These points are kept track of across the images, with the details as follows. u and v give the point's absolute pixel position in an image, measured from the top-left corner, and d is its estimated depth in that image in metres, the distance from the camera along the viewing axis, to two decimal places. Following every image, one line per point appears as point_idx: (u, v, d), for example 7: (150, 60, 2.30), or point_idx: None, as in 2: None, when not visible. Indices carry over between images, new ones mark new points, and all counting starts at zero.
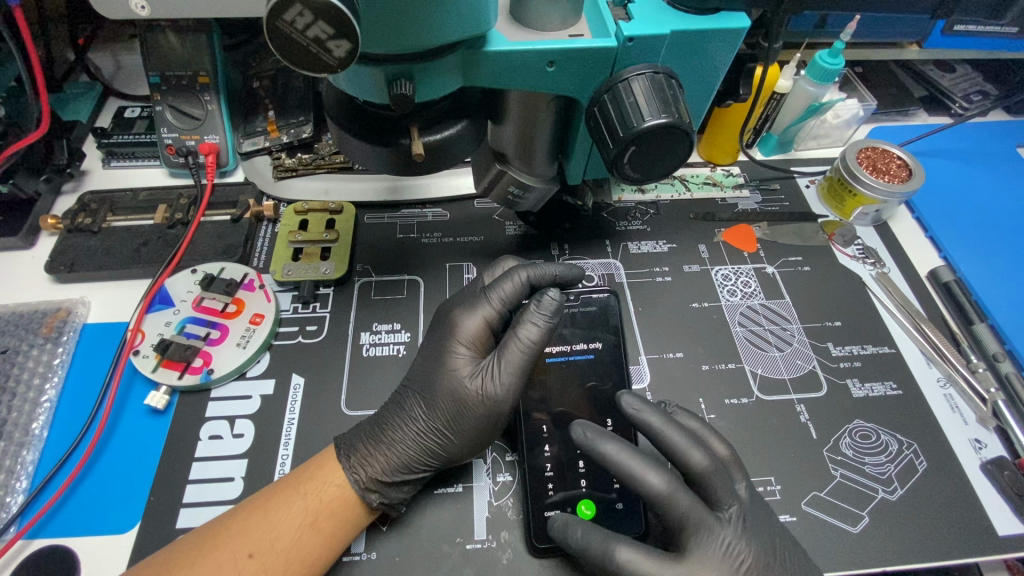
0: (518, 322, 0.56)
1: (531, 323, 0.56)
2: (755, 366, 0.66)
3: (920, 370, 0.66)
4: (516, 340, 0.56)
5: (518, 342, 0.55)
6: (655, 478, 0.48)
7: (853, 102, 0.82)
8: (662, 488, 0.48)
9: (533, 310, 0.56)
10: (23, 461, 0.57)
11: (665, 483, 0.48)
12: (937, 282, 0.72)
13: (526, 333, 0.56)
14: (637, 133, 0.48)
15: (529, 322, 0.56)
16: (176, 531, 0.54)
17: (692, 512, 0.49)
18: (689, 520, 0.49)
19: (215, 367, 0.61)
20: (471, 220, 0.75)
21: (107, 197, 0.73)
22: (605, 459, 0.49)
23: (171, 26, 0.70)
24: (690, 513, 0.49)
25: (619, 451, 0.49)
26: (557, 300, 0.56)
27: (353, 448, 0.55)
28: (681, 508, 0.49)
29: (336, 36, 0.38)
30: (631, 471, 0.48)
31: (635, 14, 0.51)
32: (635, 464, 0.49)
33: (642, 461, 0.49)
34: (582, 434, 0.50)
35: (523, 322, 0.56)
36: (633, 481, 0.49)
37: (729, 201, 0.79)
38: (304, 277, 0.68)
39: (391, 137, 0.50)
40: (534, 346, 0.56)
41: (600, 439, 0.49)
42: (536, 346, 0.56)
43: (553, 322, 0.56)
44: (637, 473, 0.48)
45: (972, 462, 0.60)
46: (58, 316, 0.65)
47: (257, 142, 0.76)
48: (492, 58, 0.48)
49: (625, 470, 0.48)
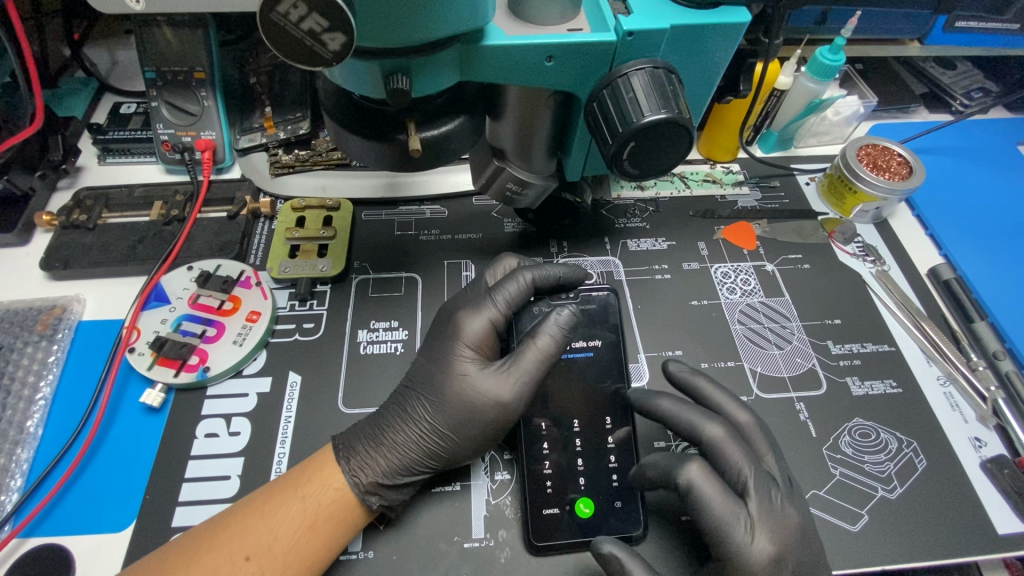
0: (536, 331, 0.56)
1: (549, 335, 0.56)
2: (755, 365, 0.65)
3: (920, 368, 0.66)
4: (532, 349, 0.55)
5: (534, 351, 0.55)
6: (712, 426, 0.53)
7: (854, 98, 0.81)
8: (719, 435, 0.52)
9: (551, 321, 0.56)
10: (17, 459, 0.56)
11: (722, 431, 0.52)
12: (937, 280, 0.72)
13: (542, 343, 0.55)
14: (637, 129, 0.48)
15: (546, 332, 0.56)
16: (171, 529, 0.54)
17: (746, 462, 0.51)
18: (745, 467, 0.51)
19: (212, 364, 0.61)
20: (470, 217, 0.75)
21: (102, 193, 0.72)
22: (662, 411, 0.55)
23: (167, 20, 0.70)
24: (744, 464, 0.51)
25: (673, 404, 0.55)
26: (573, 313, 0.57)
27: (353, 450, 0.54)
28: (736, 457, 0.51)
29: (331, 29, 0.38)
30: (691, 421, 0.53)
31: (635, 8, 0.50)
32: (692, 414, 0.54)
33: (701, 412, 0.54)
34: (639, 394, 0.57)
35: (540, 332, 0.56)
36: (692, 430, 0.53)
37: (729, 198, 0.78)
38: (301, 274, 0.67)
39: (388, 132, 0.49)
40: (550, 356, 0.55)
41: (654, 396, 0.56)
42: (552, 357, 0.56)
43: (570, 334, 0.56)
44: (695, 423, 0.53)
45: (972, 460, 0.60)
46: (52, 314, 0.64)
47: (253, 138, 0.75)
48: (489, 52, 0.47)
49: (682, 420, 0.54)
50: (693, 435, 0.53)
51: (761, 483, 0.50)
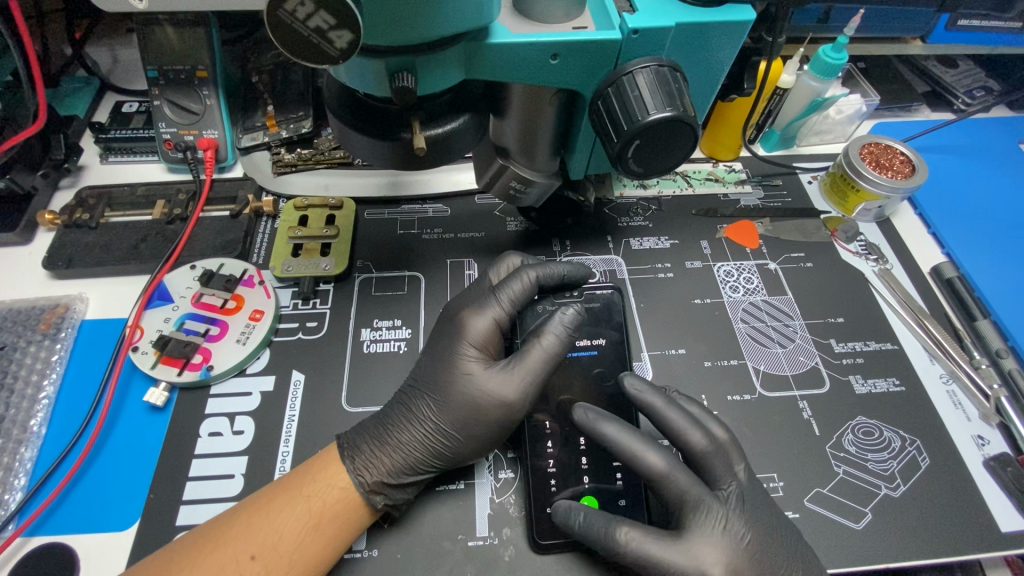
0: (541, 331, 0.56)
1: (554, 335, 0.56)
2: (758, 363, 0.65)
3: (923, 366, 0.66)
4: (537, 349, 0.55)
5: (539, 350, 0.55)
6: (653, 457, 0.50)
7: (856, 97, 0.81)
8: (660, 468, 0.50)
9: (556, 321, 0.56)
10: (21, 458, 0.56)
11: (664, 463, 0.50)
12: (940, 279, 0.72)
13: (547, 343, 0.55)
14: (642, 127, 0.48)
15: (551, 332, 0.56)
16: (175, 528, 0.54)
17: (692, 491, 0.49)
18: (689, 500, 0.49)
19: (215, 363, 0.61)
20: (473, 216, 0.75)
21: (105, 192, 0.72)
22: (607, 440, 0.51)
23: (169, 19, 0.69)
24: (691, 493, 0.49)
25: (616, 432, 0.51)
26: (578, 313, 0.57)
27: (358, 449, 0.54)
28: (681, 489, 0.50)
29: (337, 26, 0.38)
30: (630, 452, 0.50)
31: (640, 6, 0.50)
32: (633, 443, 0.50)
33: (641, 441, 0.50)
34: (583, 417, 0.52)
35: (545, 332, 0.56)
36: (633, 461, 0.50)
37: (732, 197, 0.78)
38: (304, 274, 0.67)
39: (392, 130, 0.49)
40: (555, 356, 0.56)
41: (600, 421, 0.51)
42: (558, 357, 0.56)
43: (575, 333, 0.56)
44: (636, 453, 0.50)
45: (975, 458, 0.60)
46: (56, 313, 0.64)
47: (255, 137, 0.75)
48: (495, 50, 0.47)
49: (624, 450, 0.50)
50: (636, 467, 0.50)
51: (704, 509, 0.49)
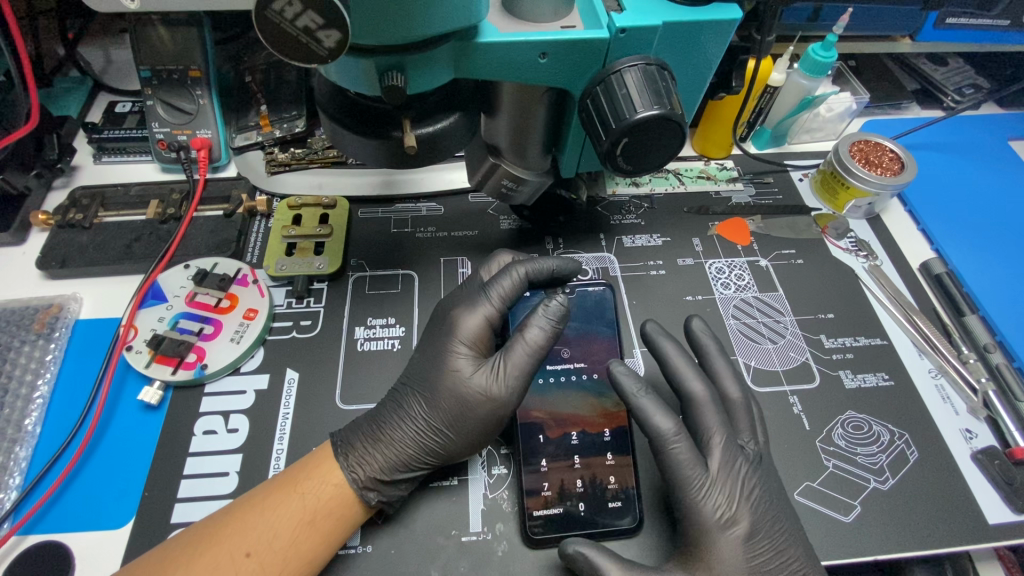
0: (526, 325, 0.56)
1: (539, 328, 0.56)
2: (749, 358, 0.66)
3: (912, 361, 0.67)
4: (522, 343, 0.56)
5: (526, 344, 0.56)
6: (698, 383, 0.57)
7: (846, 94, 0.82)
8: (700, 393, 0.56)
9: (540, 314, 0.56)
10: (16, 457, 0.57)
11: (705, 392, 0.56)
12: (930, 274, 0.73)
13: (532, 337, 0.56)
14: (630, 125, 0.48)
15: (535, 325, 0.56)
16: (170, 526, 0.54)
17: (718, 429, 0.55)
18: None
19: (209, 362, 0.61)
20: (466, 214, 0.75)
21: (98, 192, 0.73)
22: (659, 352, 0.59)
23: (162, 18, 0.69)
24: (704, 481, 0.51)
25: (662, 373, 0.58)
26: (562, 304, 0.57)
27: (351, 447, 0.54)
28: (709, 420, 0.55)
29: (326, 26, 0.38)
30: (678, 370, 0.57)
31: (628, 5, 0.50)
32: (681, 366, 0.58)
33: (691, 368, 0.57)
34: (651, 328, 0.60)
35: (532, 326, 0.56)
36: (678, 380, 0.57)
37: (723, 194, 0.79)
38: (298, 272, 0.68)
39: (382, 129, 0.49)
40: (540, 349, 0.56)
41: (660, 335, 0.59)
42: (543, 350, 0.56)
43: (559, 326, 0.57)
44: (682, 374, 0.57)
45: (962, 451, 0.61)
46: (49, 313, 0.64)
47: (249, 136, 0.76)
48: (484, 48, 0.48)
49: (673, 366, 0.58)
50: (677, 385, 0.58)
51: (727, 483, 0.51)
